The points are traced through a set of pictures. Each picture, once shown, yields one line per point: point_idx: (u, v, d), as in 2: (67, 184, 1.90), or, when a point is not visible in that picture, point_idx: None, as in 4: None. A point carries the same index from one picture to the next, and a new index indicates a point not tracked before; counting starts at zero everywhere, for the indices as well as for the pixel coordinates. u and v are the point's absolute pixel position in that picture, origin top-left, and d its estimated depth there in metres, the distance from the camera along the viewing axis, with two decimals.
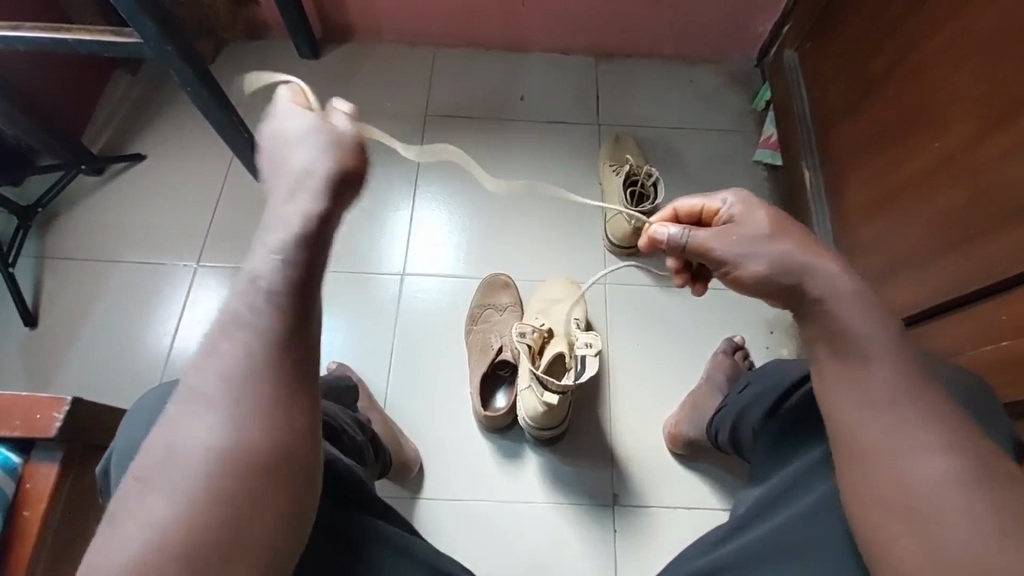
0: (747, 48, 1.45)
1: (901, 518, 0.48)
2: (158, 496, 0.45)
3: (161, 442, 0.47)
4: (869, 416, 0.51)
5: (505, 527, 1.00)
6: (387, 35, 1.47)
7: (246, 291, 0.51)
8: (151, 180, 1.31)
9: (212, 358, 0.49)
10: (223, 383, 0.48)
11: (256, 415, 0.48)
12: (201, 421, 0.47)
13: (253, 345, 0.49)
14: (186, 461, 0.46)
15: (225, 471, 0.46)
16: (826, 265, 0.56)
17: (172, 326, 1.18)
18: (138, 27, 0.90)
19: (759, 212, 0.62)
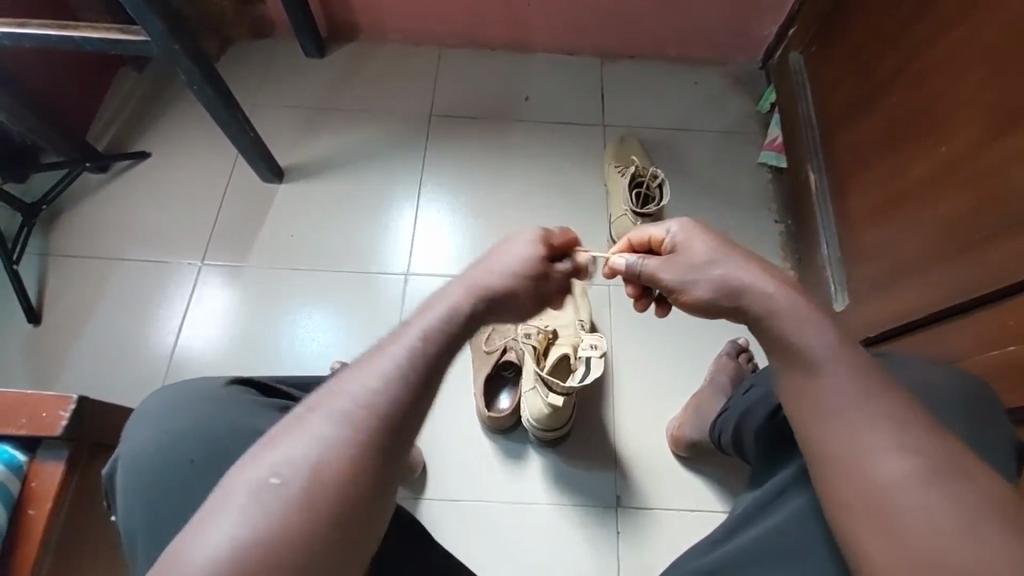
0: (752, 50, 1.45)
1: (871, 516, 0.47)
2: (259, 498, 0.42)
3: (283, 445, 0.45)
4: (828, 414, 0.51)
5: (505, 528, 1.00)
6: (393, 35, 1.47)
7: (398, 333, 0.51)
8: (156, 178, 1.31)
9: (356, 378, 0.48)
10: (362, 402, 0.47)
11: (380, 448, 0.46)
12: (326, 435, 0.45)
13: (396, 377, 0.48)
14: (301, 469, 0.43)
15: (329, 493, 0.43)
16: (764, 285, 0.58)
17: (177, 325, 1.18)
18: (145, 26, 0.90)
19: (697, 241, 0.63)
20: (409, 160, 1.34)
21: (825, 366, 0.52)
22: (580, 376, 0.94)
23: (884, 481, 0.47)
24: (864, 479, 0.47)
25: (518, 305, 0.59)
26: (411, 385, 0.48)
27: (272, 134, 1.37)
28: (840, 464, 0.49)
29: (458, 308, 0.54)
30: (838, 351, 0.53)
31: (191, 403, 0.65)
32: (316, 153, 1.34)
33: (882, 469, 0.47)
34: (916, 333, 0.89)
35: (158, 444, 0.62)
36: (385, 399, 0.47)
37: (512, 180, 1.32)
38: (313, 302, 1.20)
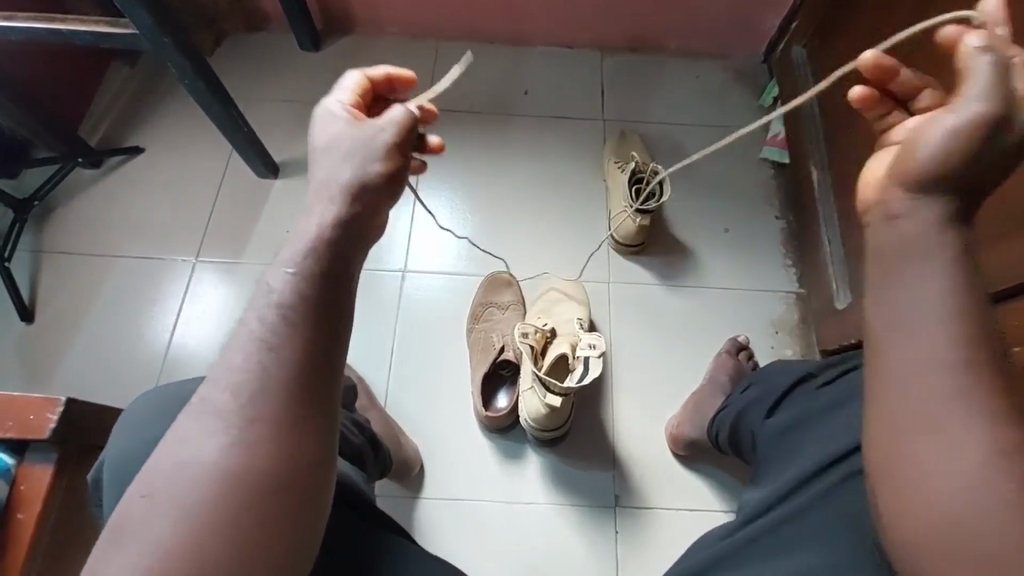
0: (755, 43, 1.42)
1: (926, 509, 0.41)
2: (161, 512, 0.43)
3: (166, 456, 0.45)
4: (898, 388, 0.43)
5: (503, 527, 0.99)
6: (390, 28, 1.44)
7: (258, 294, 0.50)
8: (150, 173, 1.29)
9: (225, 371, 0.47)
10: (235, 395, 0.46)
11: (266, 430, 0.45)
12: (208, 435, 0.45)
13: (261, 357, 0.47)
14: (192, 476, 0.44)
15: (227, 490, 0.44)
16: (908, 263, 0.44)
17: (171, 322, 1.16)
18: (134, 19, 0.88)
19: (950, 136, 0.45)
20: None
21: (904, 329, 0.43)
22: (576, 375, 0.92)
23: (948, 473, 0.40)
24: (921, 466, 0.41)
25: (377, 194, 0.55)
26: (277, 358, 0.47)
27: (267, 129, 1.35)
28: (901, 444, 0.42)
29: (315, 230, 0.52)
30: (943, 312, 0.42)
31: (173, 407, 0.64)
32: None
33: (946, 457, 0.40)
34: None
35: (137, 449, 0.61)
36: (253, 382, 0.46)
37: (510, 176, 1.30)
38: None
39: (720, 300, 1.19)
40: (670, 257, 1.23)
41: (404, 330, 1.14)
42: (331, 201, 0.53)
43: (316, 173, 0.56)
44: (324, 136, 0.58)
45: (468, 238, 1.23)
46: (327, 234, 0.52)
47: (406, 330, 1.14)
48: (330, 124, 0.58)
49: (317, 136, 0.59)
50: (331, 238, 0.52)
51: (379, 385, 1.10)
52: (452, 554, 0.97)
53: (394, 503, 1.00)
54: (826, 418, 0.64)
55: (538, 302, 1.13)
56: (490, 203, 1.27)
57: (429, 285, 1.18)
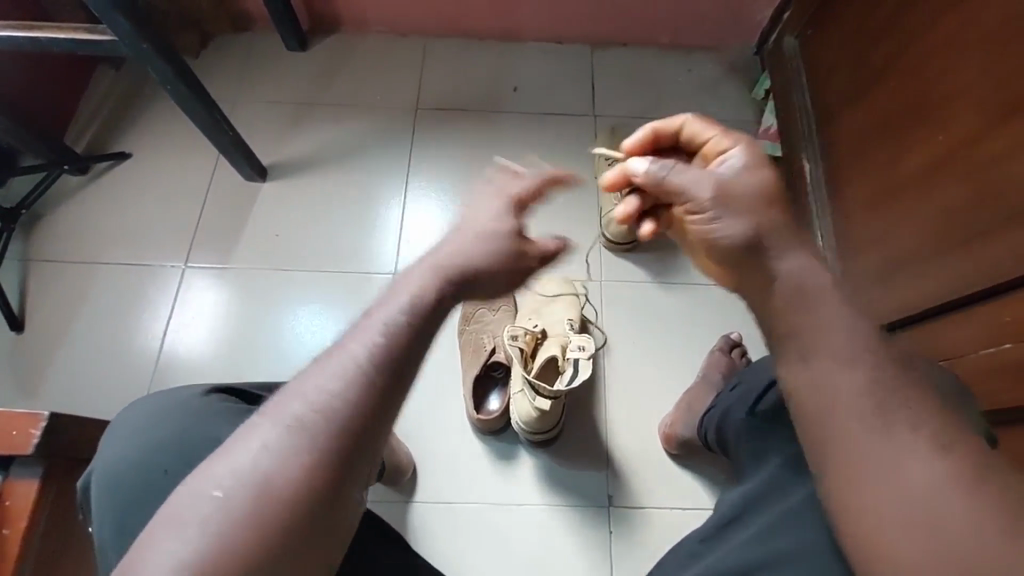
0: (747, 36, 1.41)
1: (878, 523, 0.45)
2: (222, 510, 0.42)
3: (238, 455, 0.44)
4: (844, 417, 0.48)
5: (496, 530, 0.99)
6: (377, 26, 1.43)
7: (360, 324, 0.49)
8: (136, 178, 1.28)
9: (312, 384, 0.46)
10: (318, 411, 0.45)
11: (335, 448, 0.45)
12: (284, 442, 0.44)
13: (348, 378, 0.46)
14: (260, 480, 0.43)
15: (292, 500, 0.43)
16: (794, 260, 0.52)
17: (162, 328, 1.16)
18: (112, 25, 0.87)
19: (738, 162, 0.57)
20: (395, 157, 1.31)
21: (830, 363, 0.49)
22: (566, 378, 0.93)
23: (901, 484, 0.45)
24: (871, 481, 0.46)
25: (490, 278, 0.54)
26: (366, 385, 0.46)
27: (254, 132, 1.33)
28: (858, 469, 0.46)
29: (419, 287, 0.51)
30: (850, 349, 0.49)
31: (172, 413, 0.64)
32: (300, 150, 1.31)
33: (887, 472, 0.46)
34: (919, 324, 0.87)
35: (133, 454, 0.61)
36: (337, 401, 0.45)
37: None
38: (302, 298, 1.19)
39: (712, 297, 1.19)
40: (662, 254, 1.22)
41: None
42: (450, 277, 0.52)
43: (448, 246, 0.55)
44: (477, 209, 0.58)
45: None
46: (427, 300, 0.51)
47: None
48: (478, 200, 0.58)
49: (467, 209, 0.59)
50: (431, 303, 0.51)
51: None
52: (445, 557, 0.98)
53: (387, 507, 1.00)
54: (791, 412, 0.64)
55: (528, 300, 1.12)
56: None
57: None
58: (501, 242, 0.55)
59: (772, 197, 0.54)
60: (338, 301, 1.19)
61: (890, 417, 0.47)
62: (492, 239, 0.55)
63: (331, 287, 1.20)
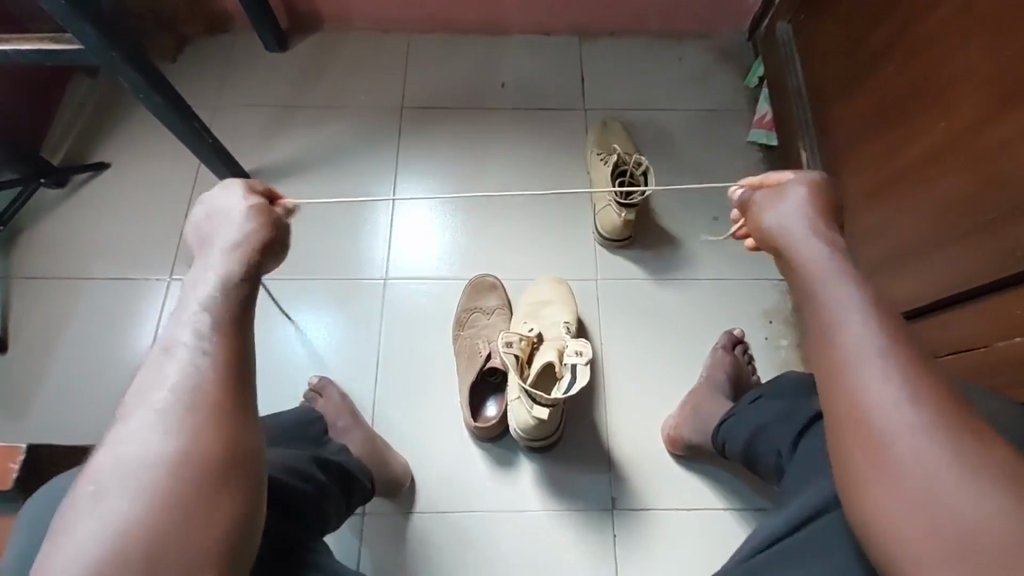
0: (738, 21, 1.37)
1: (889, 485, 0.42)
2: (115, 501, 0.45)
3: (111, 454, 0.48)
4: (859, 395, 0.45)
5: (500, 538, 0.98)
6: (358, 23, 1.38)
7: (179, 308, 0.56)
8: (117, 190, 1.25)
9: (161, 374, 0.51)
10: (173, 393, 0.50)
11: (193, 433, 0.48)
12: (152, 428, 0.48)
13: (193, 360, 0.52)
14: (139, 466, 0.47)
15: (174, 474, 0.47)
16: (818, 244, 0.56)
17: (149, 343, 1.13)
18: (79, 36, 0.84)
19: (801, 188, 0.62)
20: (382, 159, 1.28)
21: (844, 318, 0.49)
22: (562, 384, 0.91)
23: (906, 442, 0.43)
24: (876, 436, 0.44)
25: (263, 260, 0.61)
26: (208, 367, 0.51)
27: (235, 137, 1.30)
28: (855, 425, 0.45)
29: (226, 268, 0.58)
30: (859, 311, 0.49)
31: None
32: (284, 154, 1.28)
33: (888, 427, 0.43)
34: (935, 316, 0.85)
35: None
36: (185, 387, 0.50)
37: (490, 174, 1.26)
38: (296, 305, 1.16)
39: (712, 292, 1.17)
40: (658, 250, 1.19)
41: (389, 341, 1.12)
42: (224, 257, 0.59)
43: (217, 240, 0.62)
44: (220, 206, 0.65)
45: (450, 241, 1.20)
46: (232, 279, 0.58)
47: (391, 340, 1.12)
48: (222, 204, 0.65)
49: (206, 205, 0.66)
50: (240, 279, 0.58)
51: (365, 399, 1.08)
52: (448, 567, 0.96)
53: (387, 519, 0.99)
54: None
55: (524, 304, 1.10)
56: (473, 203, 1.24)
57: (412, 292, 1.16)
58: (258, 225, 0.63)
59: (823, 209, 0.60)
60: (332, 307, 1.16)
61: (912, 389, 0.44)
62: (252, 223, 0.63)
63: (325, 295, 1.17)
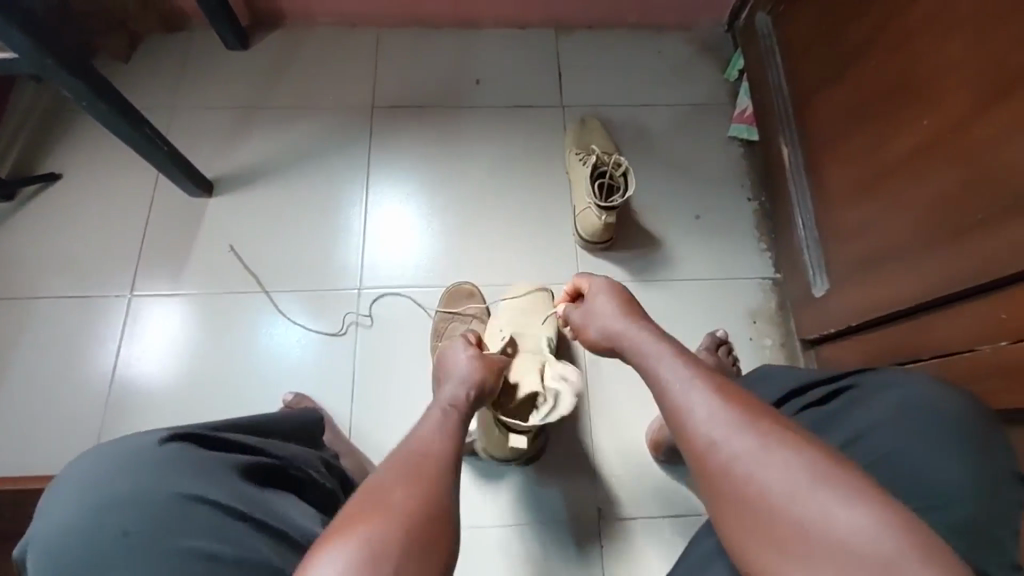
0: (717, 12, 1.34)
1: (747, 519, 0.45)
2: (361, 533, 0.49)
3: (367, 497, 0.53)
4: (718, 451, 0.48)
5: (484, 555, 0.95)
6: (323, 18, 1.32)
7: (421, 421, 0.67)
8: (70, 201, 1.18)
9: (402, 452, 0.59)
10: (417, 467, 0.57)
11: (442, 506, 0.54)
12: (402, 483, 0.54)
13: (440, 448, 0.61)
14: (392, 508, 0.52)
15: (417, 526, 0.51)
16: (636, 335, 0.64)
17: (110, 363, 1.08)
18: (7, 42, 0.76)
19: (607, 297, 0.71)
20: (354, 162, 1.23)
21: (678, 391, 0.53)
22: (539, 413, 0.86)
23: (742, 470, 0.46)
24: (718, 473, 0.47)
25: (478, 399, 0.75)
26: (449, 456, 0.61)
27: (198, 142, 1.23)
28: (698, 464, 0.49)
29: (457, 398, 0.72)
30: (690, 383, 0.53)
31: (130, 467, 0.59)
32: (249, 158, 1.22)
33: (723, 459, 0.47)
34: (905, 322, 0.84)
35: (82, 517, 0.56)
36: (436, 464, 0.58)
37: (466, 176, 1.22)
38: (265, 318, 1.11)
39: (695, 293, 1.15)
40: (640, 250, 1.17)
41: (367, 353, 1.08)
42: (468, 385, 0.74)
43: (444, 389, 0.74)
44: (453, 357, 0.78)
45: (427, 247, 1.16)
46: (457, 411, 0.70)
47: (368, 352, 1.08)
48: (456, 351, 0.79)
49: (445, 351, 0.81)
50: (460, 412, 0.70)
51: (342, 415, 1.04)
52: None
53: None
54: None
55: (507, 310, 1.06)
56: (449, 205, 1.19)
57: (389, 301, 1.12)
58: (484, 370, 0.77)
59: (627, 299, 0.70)
60: (306, 318, 1.11)
61: (757, 432, 0.47)
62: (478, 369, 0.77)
63: (298, 306, 1.12)
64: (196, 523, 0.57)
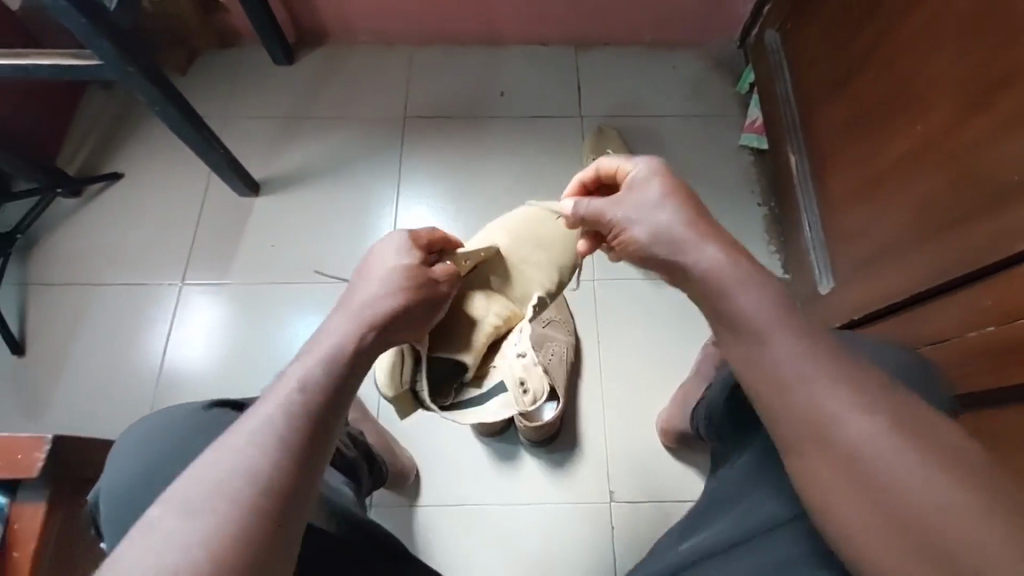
0: (729, 30, 1.42)
1: (860, 497, 0.45)
2: (184, 521, 0.42)
3: (199, 475, 0.44)
4: (801, 395, 0.47)
5: (501, 530, 1.01)
6: (362, 36, 1.44)
7: (305, 352, 0.52)
8: (129, 198, 1.30)
9: (258, 410, 0.47)
10: (261, 435, 0.46)
11: (284, 484, 0.44)
12: (234, 455, 0.45)
13: (293, 403, 0.48)
14: (218, 491, 0.43)
15: (248, 510, 0.43)
16: (683, 232, 0.55)
17: (161, 345, 1.17)
18: (95, 49, 0.88)
19: (657, 184, 0.58)
20: (387, 166, 1.32)
21: (757, 331, 0.50)
22: (506, 398, 0.77)
23: (872, 450, 0.44)
24: (843, 452, 0.45)
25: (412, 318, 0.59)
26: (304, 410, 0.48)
27: (246, 147, 1.35)
28: (811, 436, 0.46)
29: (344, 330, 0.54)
30: (773, 318, 0.49)
31: (184, 428, 0.65)
32: (291, 162, 1.33)
33: (851, 438, 0.45)
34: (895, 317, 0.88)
35: (140, 474, 0.62)
36: (285, 426, 0.47)
37: (490, 180, 1.30)
38: (300, 307, 1.20)
39: None
40: None
41: None
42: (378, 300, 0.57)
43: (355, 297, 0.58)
44: (385, 262, 0.61)
45: None
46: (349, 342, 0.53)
47: None
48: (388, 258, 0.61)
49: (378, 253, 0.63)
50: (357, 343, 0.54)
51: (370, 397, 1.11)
52: (452, 559, 0.99)
53: (392, 513, 1.02)
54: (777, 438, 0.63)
55: (520, 234, 0.85)
56: (474, 207, 1.28)
57: None
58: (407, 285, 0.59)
59: (676, 192, 0.58)
60: None
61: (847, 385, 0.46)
62: (401, 284, 0.59)
63: (332, 297, 1.21)
64: None
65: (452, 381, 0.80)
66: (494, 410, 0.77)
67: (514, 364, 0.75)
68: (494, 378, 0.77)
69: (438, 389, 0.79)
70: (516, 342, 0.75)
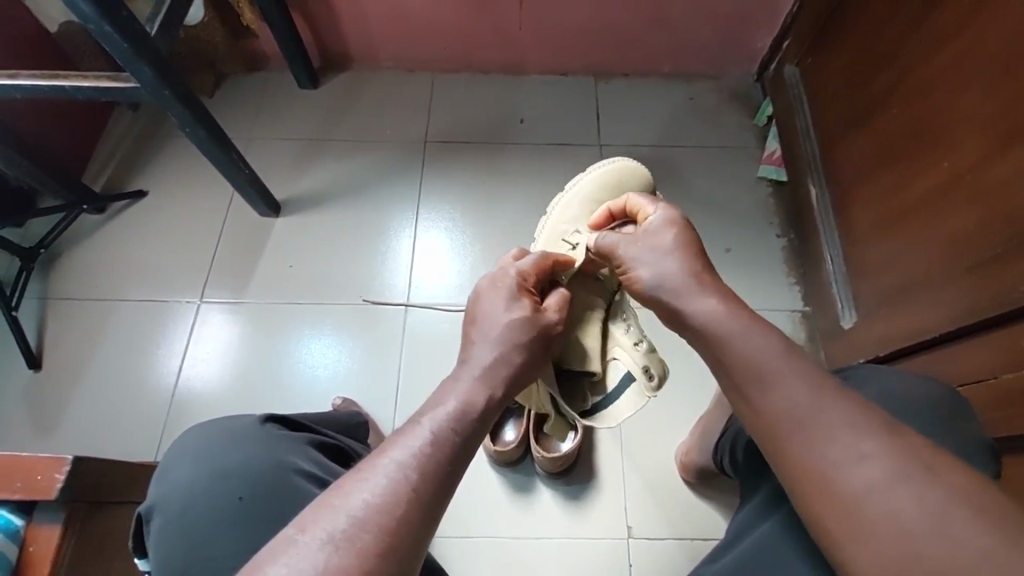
0: (746, 64, 1.44)
1: (870, 546, 0.43)
2: (320, 540, 0.43)
3: (354, 494, 0.45)
4: (795, 429, 0.48)
5: (517, 566, 0.98)
6: (385, 62, 1.46)
7: (450, 383, 0.55)
8: (152, 217, 1.31)
9: (413, 437, 0.49)
10: (416, 463, 0.47)
11: (412, 514, 0.45)
12: (377, 483, 0.46)
13: (441, 436, 0.50)
14: (363, 514, 0.44)
15: (387, 538, 0.44)
16: (669, 265, 0.62)
17: (176, 364, 1.17)
18: (135, 74, 0.90)
19: (669, 233, 0.65)
20: (406, 190, 1.33)
21: (747, 359, 0.52)
22: (636, 388, 0.74)
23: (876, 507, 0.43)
24: (834, 498, 0.45)
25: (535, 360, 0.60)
26: (448, 446, 0.49)
27: (268, 166, 1.37)
28: (813, 485, 0.46)
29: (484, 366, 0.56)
30: (752, 363, 0.52)
31: (233, 443, 0.67)
32: (312, 184, 1.34)
33: (856, 487, 0.44)
34: (924, 354, 0.87)
35: (195, 489, 0.64)
36: (430, 459, 0.48)
37: (507, 203, 1.31)
38: (319, 328, 1.20)
39: None
40: None
41: (409, 362, 1.16)
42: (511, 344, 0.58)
43: (478, 347, 0.58)
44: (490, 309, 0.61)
45: (467, 264, 1.25)
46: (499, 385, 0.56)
47: (411, 363, 1.16)
48: (498, 299, 0.62)
49: (490, 295, 0.63)
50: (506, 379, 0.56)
51: (385, 421, 1.12)
52: None
53: None
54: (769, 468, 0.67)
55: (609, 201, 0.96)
56: (491, 232, 1.28)
57: (432, 318, 1.20)
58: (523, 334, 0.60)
59: (689, 246, 0.63)
60: (355, 332, 1.19)
61: (815, 406, 0.48)
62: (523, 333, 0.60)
63: (350, 320, 1.20)
64: (293, 486, 0.63)
65: (580, 382, 0.81)
66: (628, 406, 0.75)
67: (636, 354, 0.76)
68: (616, 375, 0.77)
69: (573, 398, 0.82)
70: (627, 331, 0.79)
